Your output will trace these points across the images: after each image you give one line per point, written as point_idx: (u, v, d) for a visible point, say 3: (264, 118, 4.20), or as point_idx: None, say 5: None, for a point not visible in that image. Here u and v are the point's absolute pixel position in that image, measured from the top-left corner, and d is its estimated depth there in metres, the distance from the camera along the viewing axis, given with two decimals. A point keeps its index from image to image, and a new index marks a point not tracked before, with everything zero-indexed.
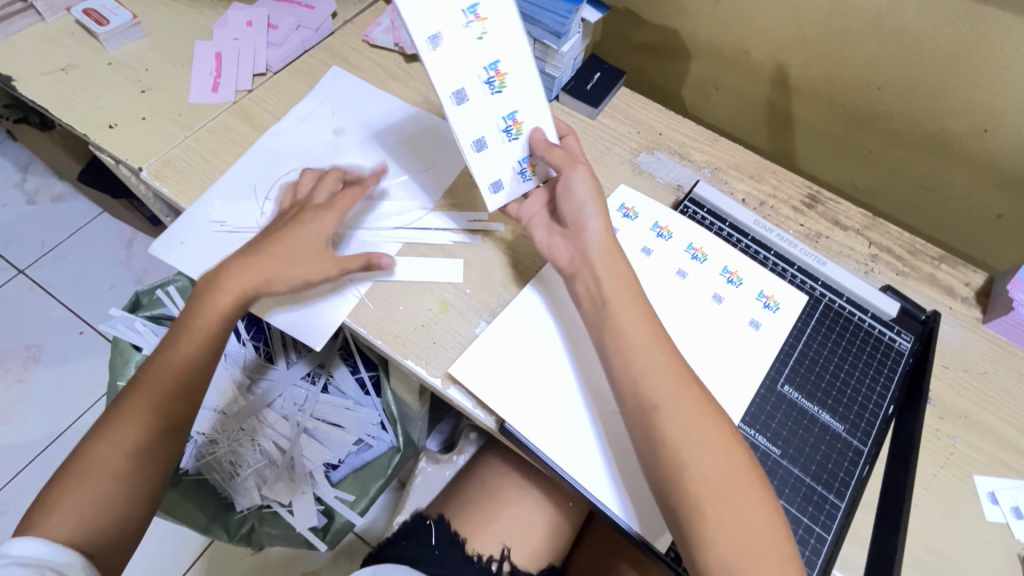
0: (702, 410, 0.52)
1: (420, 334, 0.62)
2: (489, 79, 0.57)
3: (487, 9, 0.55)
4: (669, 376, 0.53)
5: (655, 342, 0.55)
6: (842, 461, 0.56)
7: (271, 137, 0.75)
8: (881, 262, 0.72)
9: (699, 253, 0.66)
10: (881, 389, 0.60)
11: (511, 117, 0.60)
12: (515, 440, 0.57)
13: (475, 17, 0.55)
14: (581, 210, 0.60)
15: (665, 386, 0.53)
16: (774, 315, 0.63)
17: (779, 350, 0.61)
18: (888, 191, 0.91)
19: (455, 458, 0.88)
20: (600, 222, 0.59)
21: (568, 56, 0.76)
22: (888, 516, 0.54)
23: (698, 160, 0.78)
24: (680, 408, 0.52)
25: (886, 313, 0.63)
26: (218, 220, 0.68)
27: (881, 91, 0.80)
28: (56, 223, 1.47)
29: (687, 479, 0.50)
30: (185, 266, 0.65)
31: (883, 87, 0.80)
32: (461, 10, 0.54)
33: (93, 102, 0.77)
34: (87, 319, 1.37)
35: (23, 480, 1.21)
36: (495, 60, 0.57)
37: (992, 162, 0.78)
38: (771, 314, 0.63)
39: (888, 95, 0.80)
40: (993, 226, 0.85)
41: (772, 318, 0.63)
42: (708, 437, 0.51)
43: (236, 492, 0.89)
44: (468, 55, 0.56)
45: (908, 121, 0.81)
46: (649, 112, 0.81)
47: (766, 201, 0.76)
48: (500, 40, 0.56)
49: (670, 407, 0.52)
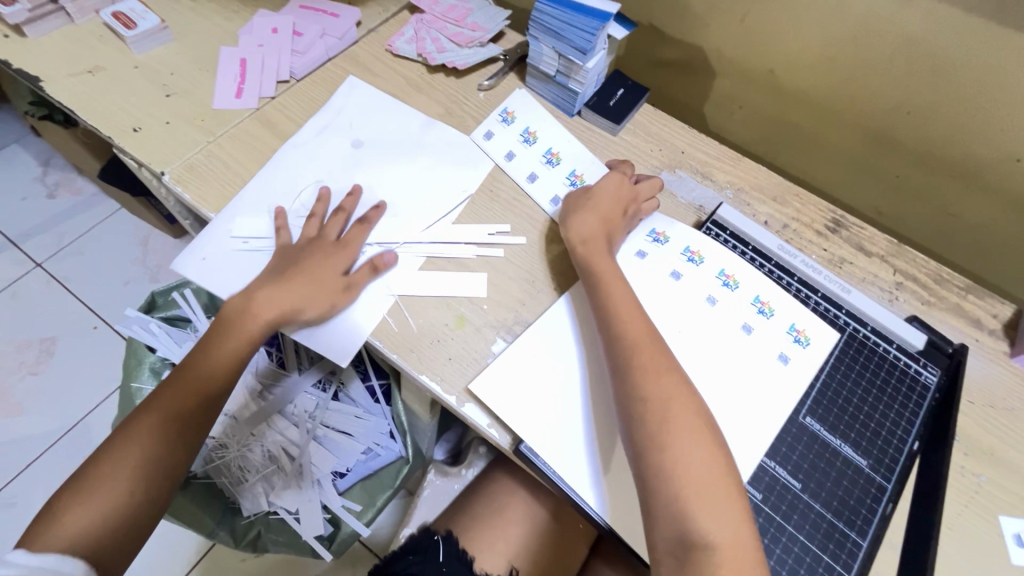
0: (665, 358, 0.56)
1: (435, 349, 0.62)
2: (525, 138, 0.76)
3: (514, 108, 0.78)
4: (640, 340, 0.56)
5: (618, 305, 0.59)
6: (864, 498, 0.54)
7: (293, 147, 0.75)
8: (905, 290, 0.70)
9: (730, 280, 0.65)
10: (905, 423, 0.58)
11: (549, 151, 0.76)
12: (530, 462, 0.57)
13: (506, 114, 0.78)
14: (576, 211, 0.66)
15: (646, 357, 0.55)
16: (804, 350, 0.61)
17: (806, 385, 0.60)
18: (913, 216, 0.90)
19: (464, 471, 0.89)
20: (584, 219, 0.64)
21: (592, 73, 0.75)
22: (914, 558, 0.53)
23: (721, 180, 0.77)
24: (648, 366, 0.55)
25: (912, 346, 0.62)
26: (240, 237, 0.68)
27: (909, 116, 0.79)
28: (75, 217, 1.49)
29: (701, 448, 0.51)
30: (208, 285, 0.65)
31: (913, 112, 0.78)
32: (498, 112, 0.78)
33: (119, 105, 0.77)
34: (102, 314, 1.38)
35: (33, 471, 1.21)
36: (526, 127, 0.77)
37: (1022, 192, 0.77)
38: (802, 349, 0.61)
39: (915, 120, 0.79)
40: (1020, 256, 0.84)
41: (802, 353, 0.61)
42: (681, 388, 0.54)
43: (243, 496, 0.88)
44: (506, 137, 0.76)
45: (939, 145, 0.79)
46: (671, 129, 0.80)
47: (789, 223, 0.74)
48: (528, 117, 0.78)
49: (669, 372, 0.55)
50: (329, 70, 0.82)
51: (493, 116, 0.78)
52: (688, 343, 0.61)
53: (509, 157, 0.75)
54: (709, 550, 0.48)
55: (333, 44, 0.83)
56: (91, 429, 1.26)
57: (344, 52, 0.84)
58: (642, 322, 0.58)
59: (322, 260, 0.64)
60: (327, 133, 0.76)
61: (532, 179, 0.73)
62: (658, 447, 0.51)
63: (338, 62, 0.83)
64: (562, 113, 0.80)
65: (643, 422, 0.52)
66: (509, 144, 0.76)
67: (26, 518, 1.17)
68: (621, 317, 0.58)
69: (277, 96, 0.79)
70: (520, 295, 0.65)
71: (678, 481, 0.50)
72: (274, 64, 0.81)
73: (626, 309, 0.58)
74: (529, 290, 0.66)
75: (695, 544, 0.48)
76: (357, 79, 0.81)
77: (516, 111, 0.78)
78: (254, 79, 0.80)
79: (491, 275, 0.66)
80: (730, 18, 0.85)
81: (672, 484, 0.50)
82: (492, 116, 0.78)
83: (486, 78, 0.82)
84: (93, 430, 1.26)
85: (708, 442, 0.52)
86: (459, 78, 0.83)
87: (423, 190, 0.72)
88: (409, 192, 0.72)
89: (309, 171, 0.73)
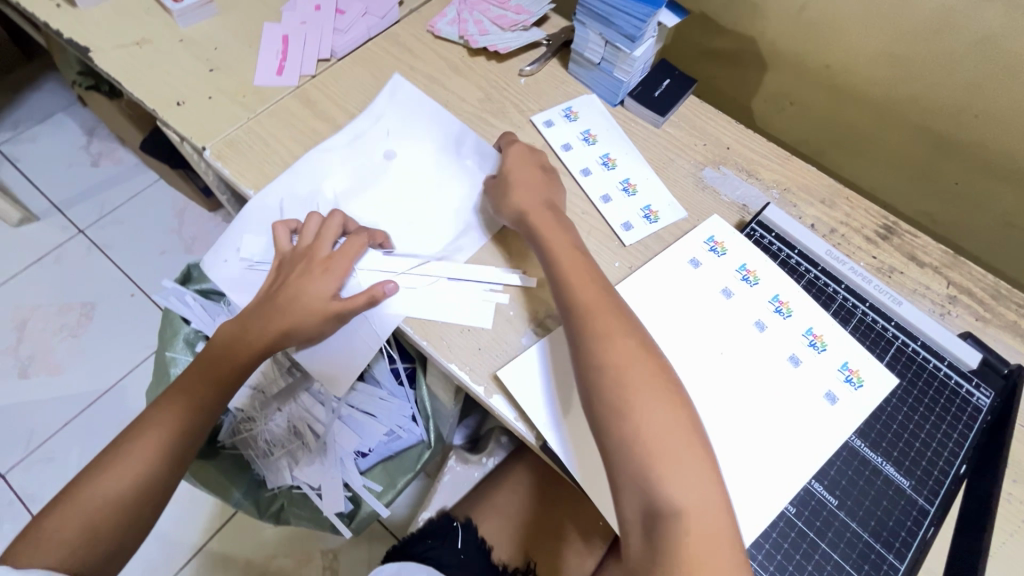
0: (621, 319, 0.54)
1: (465, 338, 0.61)
2: (585, 138, 0.74)
3: (578, 108, 0.77)
4: (595, 305, 0.55)
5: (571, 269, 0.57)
6: (905, 520, 0.52)
7: (322, 152, 0.72)
8: (958, 304, 0.67)
9: (783, 307, 0.62)
10: (952, 445, 0.56)
11: (606, 156, 0.73)
12: (555, 459, 0.56)
13: (570, 112, 0.76)
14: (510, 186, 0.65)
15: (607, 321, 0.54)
16: (856, 393, 0.57)
17: (855, 423, 0.56)
18: (971, 225, 0.85)
19: (485, 459, 0.86)
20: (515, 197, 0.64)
21: (639, 61, 0.73)
22: None
23: (767, 179, 0.73)
24: (606, 329, 0.53)
25: (963, 364, 0.59)
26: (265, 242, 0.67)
27: (977, 119, 0.74)
28: (116, 187, 1.53)
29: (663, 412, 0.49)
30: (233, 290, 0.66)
31: (981, 115, 0.73)
32: (561, 108, 0.76)
33: (164, 78, 0.78)
34: (139, 282, 1.42)
35: (71, 429, 1.27)
36: (587, 128, 0.75)
37: None
38: (853, 390, 0.57)
39: (982, 124, 0.74)
40: None
41: (853, 395, 0.57)
42: (636, 348, 0.53)
43: (268, 470, 0.90)
44: (568, 131, 0.74)
45: (1008, 151, 0.74)
46: (717, 124, 0.77)
47: (836, 228, 0.71)
48: (591, 119, 0.76)
49: (630, 334, 0.53)
50: (370, 50, 0.81)
51: (557, 109, 0.76)
52: (732, 366, 0.58)
53: (565, 148, 0.73)
54: (674, 516, 0.45)
55: (375, 24, 0.82)
56: (126, 392, 1.30)
57: (385, 32, 0.83)
58: (593, 284, 0.56)
59: (311, 281, 0.61)
60: (361, 140, 0.73)
61: (586, 174, 0.71)
62: (613, 409, 0.49)
63: (379, 42, 0.82)
64: (604, 102, 0.78)
65: (600, 389, 0.50)
66: (568, 137, 0.74)
67: (64, 473, 1.22)
68: (573, 282, 0.56)
69: (318, 74, 0.79)
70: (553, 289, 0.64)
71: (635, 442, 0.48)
72: (316, 42, 0.80)
73: (578, 276, 0.57)
74: None
75: (661, 512, 0.45)
76: (403, 81, 0.77)
77: (579, 111, 0.76)
78: (296, 56, 0.79)
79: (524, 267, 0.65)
80: (787, 8, 0.81)
81: (629, 447, 0.48)
82: (557, 109, 0.76)
83: (529, 63, 0.80)
84: (127, 393, 1.30)
85: (669, 405, 0.50)
86: (500, 62, 0.81)
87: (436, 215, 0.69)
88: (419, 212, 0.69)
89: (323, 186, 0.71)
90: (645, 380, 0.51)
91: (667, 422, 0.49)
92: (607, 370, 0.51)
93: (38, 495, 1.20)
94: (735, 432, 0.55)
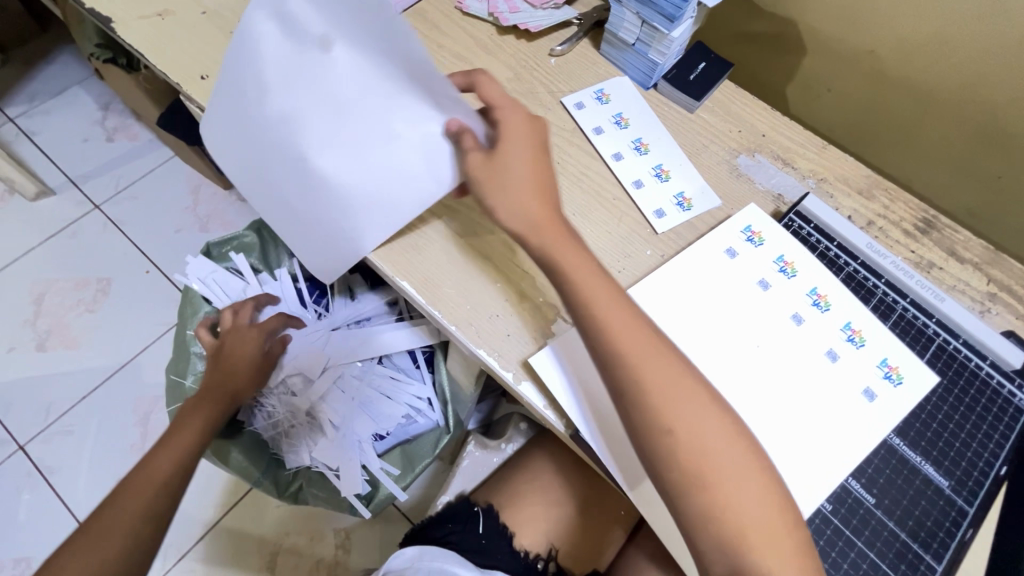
0: (684, 375, 0.51)
1: (493, 324, 0.60)
2: (616, 121, 0.72)
3: (610, 90, 0.74)
4: (650, 362, 0.51)
5: (619, 320, 0.52)
6: (943, 520, 0.51)
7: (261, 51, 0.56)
8: (997, 302, 0.64)
9: (821, 300, 0.60)
10: (993, 446, 0.54)
11: (638, 140, 0.70)
12: (586, 449, 0.55)
13: (601, 94, 0.74)
14: (494, 195, 0.55)
15: (665, 379, 0.51)
16: (895, 389, 0.56)
17: (894, 421, 0.55)
18: (1011, 220, 0.83)
19: (504, 445, 0.81)
20: (509, 203, 0.55)
21: (676, 42, 0.70)
22: None
23: (803, 168, 0.71)
24: (668, 390, 0.50)
25: (1007, 365, 0.57)
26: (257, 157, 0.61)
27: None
28: (131, 163, 1.52)
29: (742, 471, 0.49)
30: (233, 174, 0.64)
31: None
32: (592, 91, 0.74)
33: (187, 51, 0.76)
34: (154, 259, 1.42)
35: (88, 403, 1.28)
36: (619, 111, 0.73)
37: None
38: (892, 387, 0.56)
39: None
40: None
41: (892, 392, 0.56)
42: (706, 405, 0.51)
43: (286, 450, 0.91)
44: (599, 115, 0.72)
45: None
46: (753, 110, 0.74)
47: (874, 220, 0.68)
48: (623, 102, 0.74)
49: (696, 392, 0.51)
50: None
51: (588, 92, 0.74)
52: (767, 360, 0.57)
53: (597, 132, 0.71)
54: None
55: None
56: (142, 368, 1.31)
57: (411, 8, 0.80)
58: (639, 334, 0.52)
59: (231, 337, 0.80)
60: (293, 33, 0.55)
61: (618, 158, 0.69)
62: (693, 481, 0.49)
63: (405, 18, 0.80)
64: (636, 85, 0.75)
65: (672, 457, 0.49)
66: (599, 119, 0.72)
67: (82, 445, 1.23)
68: (618, 337, 0.51)
69: None
70: None
71: (723, 514, 0.48)
72: None
73: (623, 325, 0.52)
74: None
75: None
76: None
77: (611, 94, 0.74)
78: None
79: None
80: None
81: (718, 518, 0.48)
82: (588, 91, 0.74)
83: (559, 43, 0.78)
84: (144, 369, 1.31)
85: (751, 463, 0.50)
86: (530, 41, 0.78)
87: (402, 176, 0.59)
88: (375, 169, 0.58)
89: (270, 127, 0.58)
90: (721, 439, 0.50)
91: (741, 476, 0.49)
92: (680, 436, 0.49)
93: (56, 467, 1.22)
94: (770, 428, 0.54)
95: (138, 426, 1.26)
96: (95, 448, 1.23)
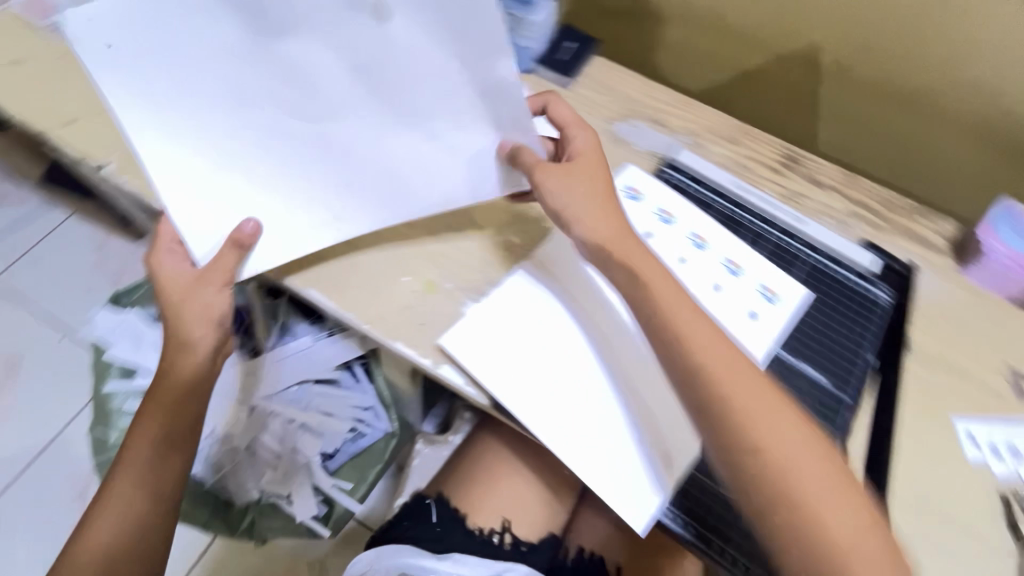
0: (743, 355, 0.53)
1: (406, 316, 0.62)
2: None
3: None
4: (708, 343, 0.52)
5: (670, 302, 0.54)
6: (826, 413, 0.58)
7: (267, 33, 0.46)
8: (858, 218, 0.70)
9: (701, 241, 0.65)
10: (862, 339, 0.62)
11: None
12: (509, 416, 0.58)
13: None
14: (564, 208, 0.58)
15: (716, 360, 0.52)
16: (774, 307, 0.62)
17: (776, 335, 0.61)
18: (865, 148, 0.92)
19: (450, 437, 0.90)
20: (582, 223, 0.57)
21: (540, 27, 0.74)
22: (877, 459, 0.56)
23: (675, 126, 0.76)
24: (733, 367, 0.51)
25: (861, 268, 0.66)
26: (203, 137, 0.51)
27: (855, 46, 0.80)
28: (21, 228, 1.42)
29: (805, 443, 0.50)
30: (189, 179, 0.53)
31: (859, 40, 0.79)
32: None
33: (49, 97, 0.74)
34: (66, 325, 1.34)
35: (15, 487, 1.19)
36: None
37: (959, 112, 0.79)
38: (772, 305, 0.62)
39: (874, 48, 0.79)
40: (959, 175, 0.86)
41: (772, 310, 0.62)
42: (758, 381, 0.52)
43: (235, 489, 0.89)
44: None
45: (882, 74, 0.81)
46: (624, 79, 0.79)
47: (743, 163, 0.74)
48: None
49: (748, 366, 0.52)
50: None
51: None
52: None
53: None
54: (843, 556, 0.46)
55: None
56: (70, 440, 1.24)
57: None
58: (705, 333, 0.53)
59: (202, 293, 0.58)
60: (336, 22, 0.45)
61: None
62: (763, 461, 0.49)
63: None
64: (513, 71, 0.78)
65: (731, 432, 0.49)
66: None
67: (17, 532, 1.16)
68: (718, 374, 0.51)
69: None
70: (486, 258, 0.65)
71: (832, 558, 0.46)
72: None
73: (721, 364, 0.51)
74: (493, 250, 0.65)
75: (825, 552, 0.47)
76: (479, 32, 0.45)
77: None
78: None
79: (453, 240, 0.66)
80: None
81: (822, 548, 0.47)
82: None
83: None
84: (72, 441, 1.24)
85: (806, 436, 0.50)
86: None
87: (433, 176, 0.58)
88: (400, 156, 0.55)
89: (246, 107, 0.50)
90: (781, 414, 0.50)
91: (804, 448, 0.49)
92: (736, 415, 0.50)
93: None
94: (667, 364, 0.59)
95: (77, 500, 1.19)
96: (31, 532, 1.16)
